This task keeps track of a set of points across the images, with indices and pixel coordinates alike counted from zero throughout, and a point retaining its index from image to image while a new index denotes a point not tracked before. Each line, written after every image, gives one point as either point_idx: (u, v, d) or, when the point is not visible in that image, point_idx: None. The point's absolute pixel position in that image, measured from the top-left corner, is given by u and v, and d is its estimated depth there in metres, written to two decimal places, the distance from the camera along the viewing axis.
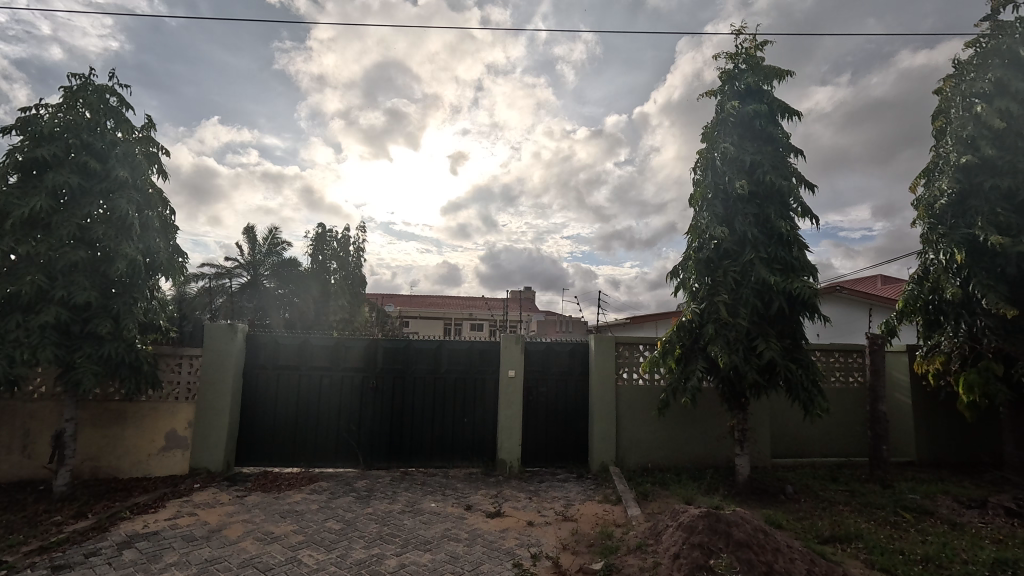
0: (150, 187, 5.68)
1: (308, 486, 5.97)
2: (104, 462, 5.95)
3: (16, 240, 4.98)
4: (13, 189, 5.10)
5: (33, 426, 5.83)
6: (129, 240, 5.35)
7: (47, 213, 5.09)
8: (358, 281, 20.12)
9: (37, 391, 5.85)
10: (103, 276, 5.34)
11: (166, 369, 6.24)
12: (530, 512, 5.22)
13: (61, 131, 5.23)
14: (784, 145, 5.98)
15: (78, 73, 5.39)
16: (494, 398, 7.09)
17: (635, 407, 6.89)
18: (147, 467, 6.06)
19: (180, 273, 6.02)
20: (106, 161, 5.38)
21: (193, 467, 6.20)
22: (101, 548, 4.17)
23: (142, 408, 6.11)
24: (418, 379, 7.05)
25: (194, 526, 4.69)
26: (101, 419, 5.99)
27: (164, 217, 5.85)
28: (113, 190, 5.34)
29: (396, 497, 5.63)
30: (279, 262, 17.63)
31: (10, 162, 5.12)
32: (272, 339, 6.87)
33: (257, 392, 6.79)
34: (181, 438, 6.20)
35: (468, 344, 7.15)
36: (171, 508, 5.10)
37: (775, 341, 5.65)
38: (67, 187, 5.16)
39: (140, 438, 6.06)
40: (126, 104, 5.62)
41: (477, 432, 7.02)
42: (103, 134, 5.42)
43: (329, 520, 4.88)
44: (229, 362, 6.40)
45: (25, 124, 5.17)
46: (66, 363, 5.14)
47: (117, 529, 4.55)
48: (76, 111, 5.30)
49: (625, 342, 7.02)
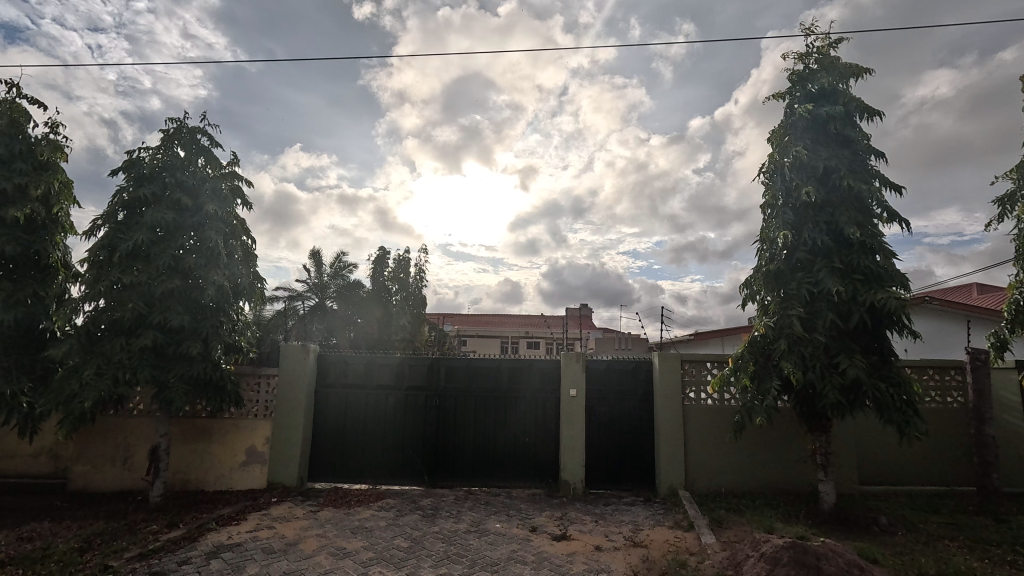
0: (234, 218, 6.18)
1: (375, 504, 6.11)
2: (192, 476, 6.39)
3: (121, 270, 5.52)
4: (120, 225, 5.68)
5: (133, 440, 6.36)
6: (217, 267, 5.82)
7: (147, 245, 5.60)
8: (420, 302, 20.89)
9: (136, 409, 6.39)
10: (194, 302, 5.81)
11: (247, 388, 6.63)
12: (597, 536, 5.07)
13: (160, 170, 5.80)
14: (863, 148, 5.64)
15: (174, 117, 5.98)
16: (555, 417, 7.00)
17: (704, 428, 6.59)
18: (230, 481, 6.44)
19: (260, 298, 6.44)
20: (197, 196, 5.89)
21: (270, 482, 6.52)
22: (191, 557, 4.44)
23: (226, 425, 6.52)
24: (479, 398, 7.09)
25: (273, 538, 4.91)
26: (190, 435, 6.45)
27: (246, 246, 6.32)
28: (204, 222, 5.85)
29: (461, 516, 5.65)
30: (344, 285, 18.31)
31: (116, 201, 5.71)
32: (341, 359, 7.15)
33: (328, 410, 7.07)
34: (259, 454, 6.54)
35: (528, 362, 7.12)
36: (252, 521, 5.37)
37: (860, 357, 5.23)
38: (164, 221, 5.66)
39: (224, 454, 6.47)
40: (214, 142, 6.15)
41: (540, 451, 6.95)
42: (194, 172, 5.96)
43: (397, 538, 4.97)
44: (302, 380, 6.73)
45: (130, 166, 5.78)
46: (161, 383, 5.59)
47: (204, 539, 4.84)
48: (172, 151, 5.89)
49: (692, 360, 6.74)
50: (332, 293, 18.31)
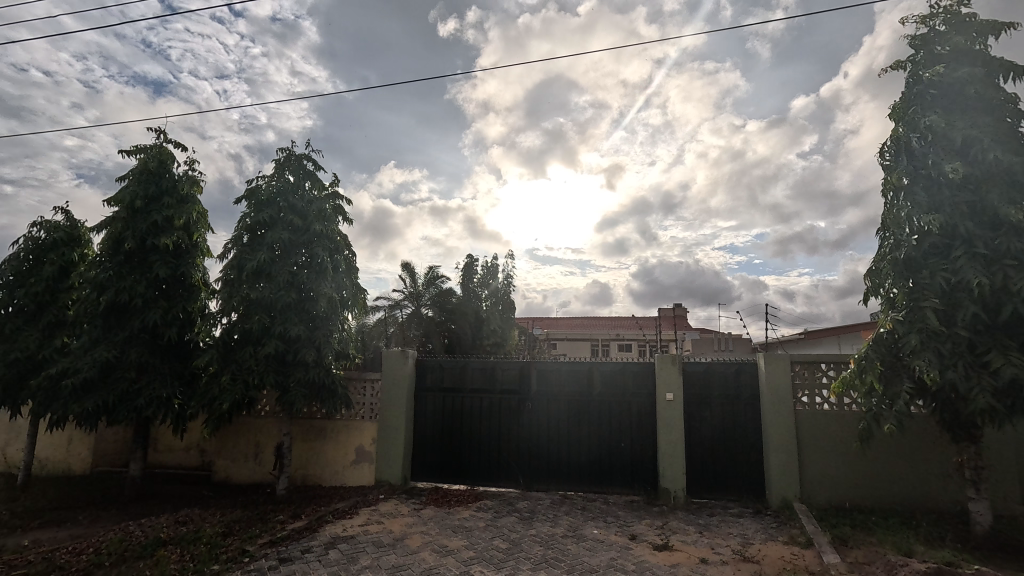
0: (338, 234, 6.74)
1: (474, 504, 6.28)
2: (311, 471, 7.01)
3: (247, 287, 6.21)
4: (244, 247, 6.38)
5: (262, 438, 7.12)
6: (325, 281, 6.38)
7: (268, 263, 6.25)
8: (509, 307, 21.25)
9: (263, 410, 7.14)
10: (307, 313, 6.40)
11: (354, 391, 7.15)
12: (702, 548, 4.80)
13: (275, 196, 6.46)
14: (1011, 114, 4.87)
15: (284, 147, 6.63)
16: (651, 422, 6.76)
17: (820, 436, 6.01)
18: (343, 477, 6.97)
19: (362, 307, 6.94)
20: (306, 217, 6.48)
21: (377, 480, 6.96)
22: (313, 546, 4.86)
23: (338, 425, 7.07)
24: (571, 402, 7.05)
25: (382, 533, 5.23)
26: (309, 434, 7.08)
27: (349, 260, 6.86)
28: (313, 240, 6.43)
29: (557, 520, 5.64)
30: (437, 293, 19.19)
31: (241, 226, 6.43)
32: (437, 364, 7.47)
33: (427, 413, 7.40)
34: (368, 453, 7.01)
35: (620, 365, 6.95)
36: (363, 515, 5.77)
37: (1018, 356, 4.47)
38: (281, 241, 6.29)
39: (337, 452, 7.02)
40: (318, 166, 6.75)
41: (636, 457, 6.74)
42: (303, 195, 6.57)
43: (496, 539, 5.07)
44: (403, 384, 7.12)
45: (250, 194, 6.48)
46: (283, 386, 6.21)
47: (323, 530, 5.28)
48: (284, 178, 6.54)
49: (803, 361, 6.19)
50: (426, 300, 19.21)
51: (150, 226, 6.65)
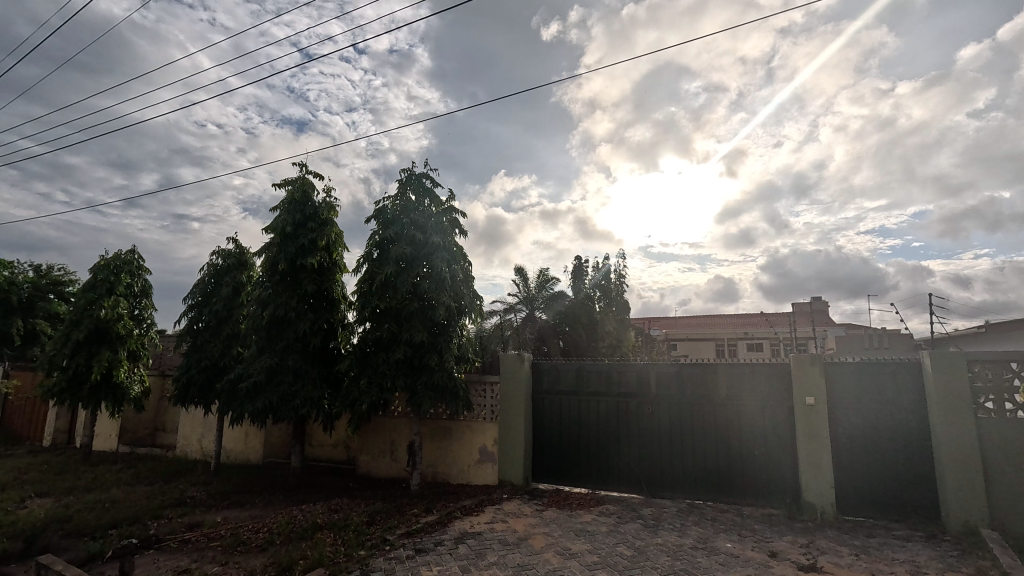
0: (455, 246, 7.16)
1: (596, 508, 6.22)
2: (440, 469, 7.48)
3: (378, 298, 6.83)
4: (374, 262, 7.02)
5: (396, 436, 7.75)
6: (445, 290, 6.80)
7: (394, 276, 6.81)
8: (622, 308, 20.78)
9: (396, 411, 7.77)
10: (430, 321, 6.87)
11: (475, 394, 7.49)
12: (859, 573, 4.25)
13: (399, 214, 7.04)
14: None
15: (406, 168, 7.20)
16: (789, 429, 6.14)
17: (1015, 450, 4.99)
18: (468, 476, 7.33)
19: (479, 314, 7.27)
20: (426, 231, 6.97)
21: (500, 479, 7.20)
22: (444, 539, 5.18)
23: (462, 426, 7.46)
24: (695, 405, 6.66)
25: (507, 531, 5.40)
26: (436, 434, 7.56)
27: (466, 269, 7.24)
28: (433, 253, 6.89)
29: (685, 530, 5.37)
30: (550, 296, 19.38)
31: (371, 243, 7.09)
32: (553, 366, 7.53)
33: (545, 415, 7.50)
34: (490, 453, 7.29)
35: (750, 367, 6.43)
36: (488, 513, 6.01)
37: None
38: (406, 255, 6.82)
39: (462, 451, 7.40)
40: (435, 183, 7.23)
41: (772, 467, 6.18)
42: (423, 211, 7.08)
43: (620, 545, 4.96)
44: (521, 387, 7.29)
45: (378, 213, 7.13)
46: (412, 389, 6.71)
47: (453, 525, 5.60)
48: (406, 197, 7.10)
49: (985, 360, 5.20)
50: (540, 304, 19.51)
51: (298, 249, 7.61)
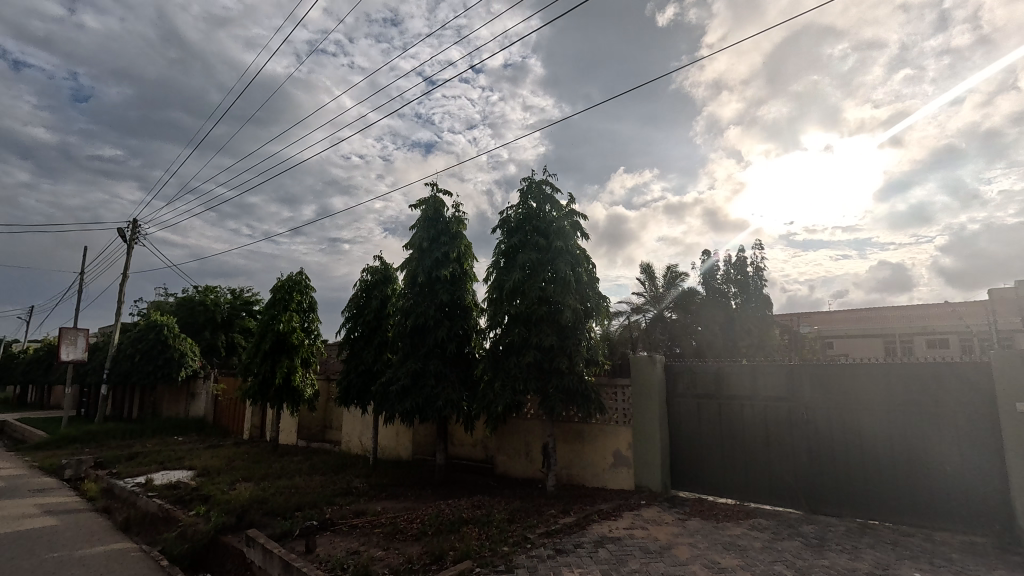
0: (578, 248, 7.20)
1: (746, 521, 5.75)
2: (575, 471, 7.51)
3: (507, 304, 7.10)
4: (502, 269, 7.31)
5: (530, 438, 7.96)
6: (570, 293, 6.87)
7: (522, 282, 7.02)
8: (764, 303, 18.99)
9: (529, 413, 7.98)
10: (557, 324, 6.96)
11: (607, 397, 7.39)
12: None
13: (522, 222, 7.27)
14: None
15: (526, 177, 7.41)
16: (993, 441, 5.10)
17: None
18: (604, 480, 7.25)
19: (606, 316, 7.21)
20: (549, 236, 7.10)
21: (637, 485, 7.00)
22: (584, 542, 5.19)
23: (594, 429, 7.41)
24: (862, 411, 5.84)
25: (648, 539, 5.23)
26: (569, 436, 7.61)
27: (590, 271, 7.23)
28: (556, 257, 6.99)
29: (858, 553, 4.71)
30: (679, 295, 18.47)
31: (498, 251, 7.39)
32: (688, 368, 7.15)
33: (682, 420, 7.14)
34: (625, 457, 7.13)
35: (933, 365, 5.46)
36: (627, 519, 5.88)
37: None
38: (531, 261, 7.01)
39: (596, 455, 7.35)
40: (555, 188, 7.34)
41: (971, 486, 5.18)
42: (545, 216, 7.23)
43: (778, 564, 4.52)
44: (654, 390, 7.02)
45: (503, 223, 7.43)
46: (543, 392, 6.85)
47: (591, 529, 5.58)
48: (528, 204, 7.31)
49: None
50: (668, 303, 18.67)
51: (434, 262, 8.23)
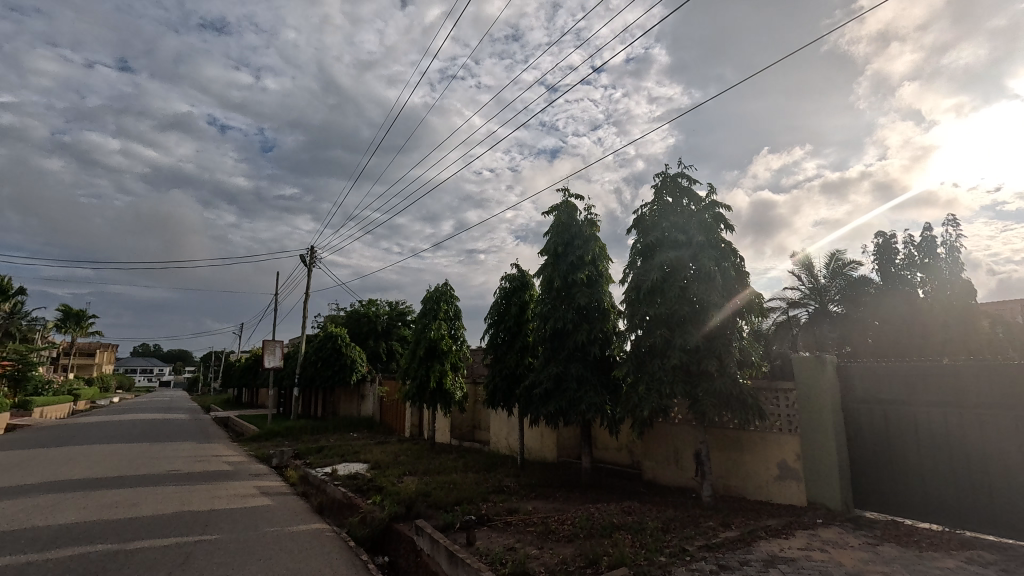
0: (722, 243, 6.78)
1: (961, 553, 4.78)
2: (733, 482, 6.97)
3: (647, 305, 6.85)
4: (639, 270, 7.09)
5: (680, 444, 7.57)
6: (717, 290, 6.49)
7: (661, 281, 6.74)
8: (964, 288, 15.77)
9: (677, 418, 7.62)
10: (703, 324, 6.56)
11: (767, 402, 6.75)
12: None
13: (658, 219, 6.99)
14: None
15: (659, 173, 7.13)
16: None
17: None
18: (769, 493, 6.61)
19: (760, 313, 6.63)
20: (689, 232, 6.73)
21: (811, 501, 6.24)
22: (751, 560, 4.78)
23: (754, 437, 6.80)
24: None
25: (830, 563, 4.63)
26: (725, 444, 7.09)
27: (738, 266, 6.74)
28: (698, 253, 6.61)
29: None
30: (845, 285, 17.28)
31: (633, 251, 7.19)
32: (868, 370, 6.21)
33: (864, 429, 6.21)
34: (794, 469, 6.41)
35: None
36: (801, 538, 5.28)
37: None
38: (670, 259, 6.71)
39: (758, 465, 6.74)
40: (692, 181, 6.97)
41: None
42: (683, 211, 6.90)
43: None
44: (826, 395, 6.18)
45: (637, 222, 7.22)
46: (693, 396, 6.48)
47: (759, 546, 5.11)
48: (663, 200, 7.03)
49: None
50: (832, 295, 17.80)
51: (570, 266, 8.31)
